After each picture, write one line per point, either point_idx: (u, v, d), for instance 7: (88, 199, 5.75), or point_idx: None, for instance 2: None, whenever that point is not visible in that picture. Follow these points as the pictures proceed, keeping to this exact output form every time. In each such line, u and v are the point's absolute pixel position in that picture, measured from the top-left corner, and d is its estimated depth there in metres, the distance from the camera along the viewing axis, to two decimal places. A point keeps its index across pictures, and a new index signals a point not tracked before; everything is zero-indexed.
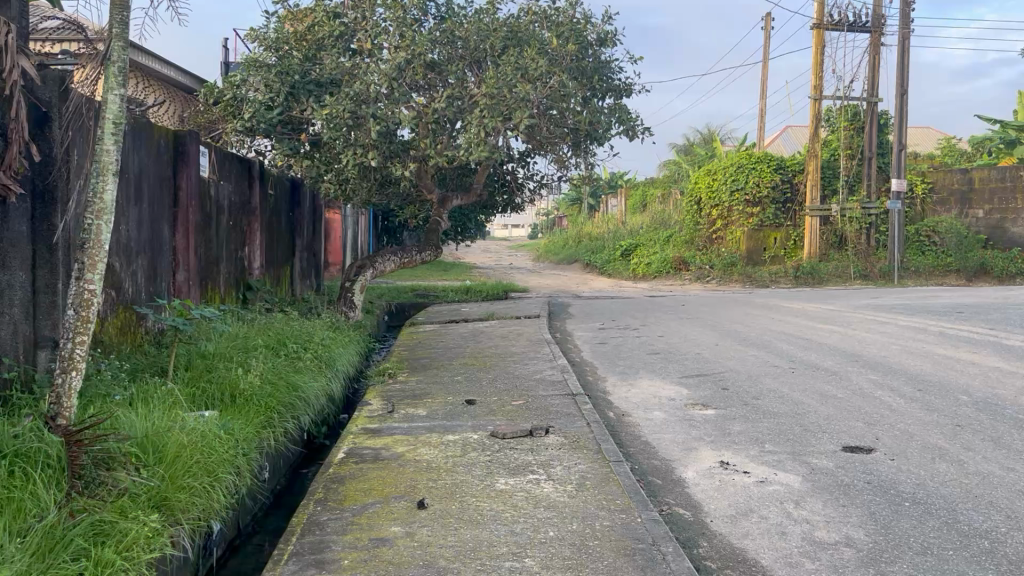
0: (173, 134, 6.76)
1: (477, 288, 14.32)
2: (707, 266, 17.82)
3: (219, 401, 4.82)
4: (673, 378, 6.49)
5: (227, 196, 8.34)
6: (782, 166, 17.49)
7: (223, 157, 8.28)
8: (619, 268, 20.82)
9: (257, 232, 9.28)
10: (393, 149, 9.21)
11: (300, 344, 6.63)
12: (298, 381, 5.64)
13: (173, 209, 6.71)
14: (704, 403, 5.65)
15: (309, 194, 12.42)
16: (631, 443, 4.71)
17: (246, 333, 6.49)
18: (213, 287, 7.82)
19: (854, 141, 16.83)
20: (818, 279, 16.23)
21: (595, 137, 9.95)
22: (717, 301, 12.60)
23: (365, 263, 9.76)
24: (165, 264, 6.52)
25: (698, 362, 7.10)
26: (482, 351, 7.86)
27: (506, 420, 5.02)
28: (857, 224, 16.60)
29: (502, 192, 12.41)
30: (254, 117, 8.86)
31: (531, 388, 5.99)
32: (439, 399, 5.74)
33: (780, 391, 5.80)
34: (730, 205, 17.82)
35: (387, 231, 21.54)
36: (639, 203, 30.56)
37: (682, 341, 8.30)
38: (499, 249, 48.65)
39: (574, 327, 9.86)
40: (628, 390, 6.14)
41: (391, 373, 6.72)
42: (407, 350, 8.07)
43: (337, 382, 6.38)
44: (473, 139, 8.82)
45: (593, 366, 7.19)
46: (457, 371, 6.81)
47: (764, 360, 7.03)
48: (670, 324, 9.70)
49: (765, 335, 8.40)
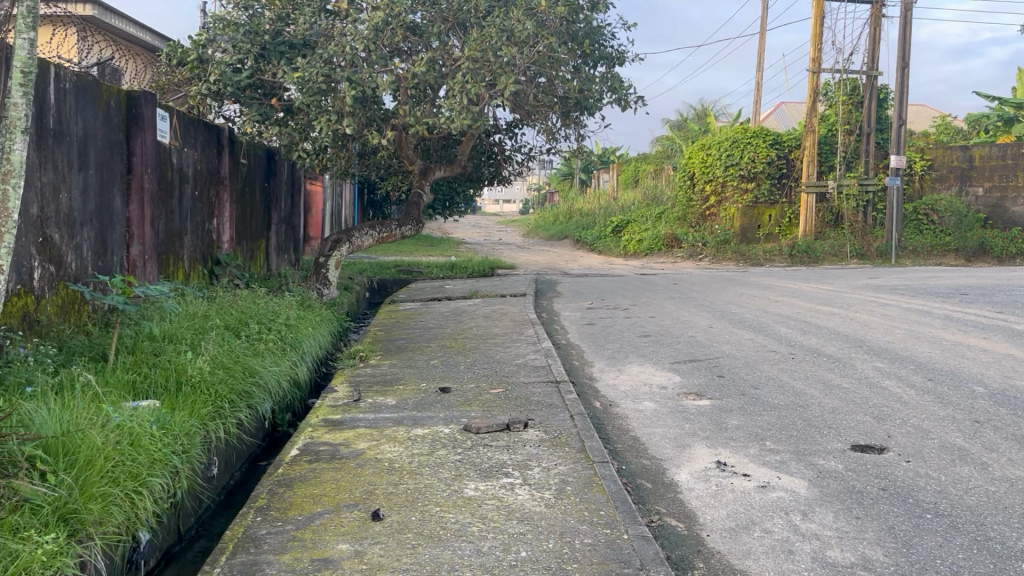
0: (125, 95, 6.20)
1: (463, 264, 13.85)
2: (699, 243, 17.40)
3: (163, 389, 4.35)
4: (665, 363, 6.06)
5: (192, 164, 7.82)
6: (778, 141, 16.97)
7: (187, 122, 7.73)
8: (609, 245, 20.37)
9: (226, 203, 8.76)
10: (371, 117, 8.70)
11: (264, 323, 6.17)
12: (256, 364, 5.18)
13: (127, 176, 6.18)
14: (698, 392, 5.22)
15: (288, 162, 11.85)
16: (619, 439, 4.27)
17: (205, 311, 6.03)
18: (175, 262, 7.32)
19: (854, 116, 16.33)
20: (814, 258, 15.79)
21: (585, 107, 9.45)
22: (710, 279, 12.18)
23: (342, 236, 9.22)
24: (116, 236, 6.01)
25: (691, 346, 6.67)
26: (462, 332, 7.40)
27: (481, 412, 4.57)
28: (854, 202, 16.18)
29: (489, 165, 11.95)
30: (220, 80, 8.31)
31: (511, 374, 5.55)
32: (411, 386, 5.28)
33: (780, 380, 5.38)
34: (724, 180, 17.34)
35: (372, 204, 21.05)
36: (630, 178, 30.08)
37: (674, 323, 7.87)
38: (489, 225, 48.20)
39: (561, 306, 9.43)
40: (616, 376, 5.71)
41: (362, 356, 6.26)
42: (383, 330, 7.60)
43: (302, 366, 5.93)
44: (456, 106, 8.29)
45: (579, 349, 6.75)
46: (432, 354, 6.36)
47: (761, 344, 6.60)
48: (662, 304, 9.27)
49: (762, 317, 7.98)
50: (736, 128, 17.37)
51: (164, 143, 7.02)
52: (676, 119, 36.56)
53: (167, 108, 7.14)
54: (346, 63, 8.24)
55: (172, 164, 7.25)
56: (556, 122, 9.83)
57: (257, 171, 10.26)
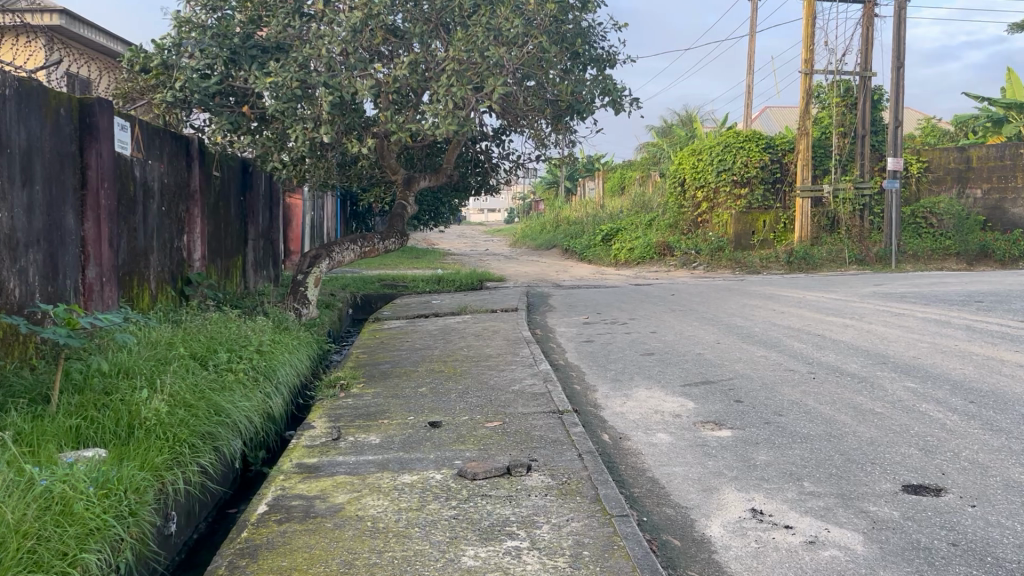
0: (76, 102, 5.63)
1: (450, 276, 13.32)
2: (693, 251, 16.91)
3: (112, 434, 3.79)
4: (675, 386, 5.55)
5: (158, 178, 7.27)
6: (771, 145, 16.55)
7: (151, 132, 7.17)
8: (600, 253, 19.92)
9: (197, 218, 8.19)
10: (352, 124, 8.18)
11: (234, 350, 5.62)
12: (223, 401, 4.62)
13: (81, 192, 5.61)
14: (716, 421, 4.70)
15: (265, 174, 11.30)
16: (636, 483, 3.74)
17: (168, 339, 5.48)
18: (140, 283, 6.75)
19: (848, 118, 15.94)
20: (812, 265, 15.36)
21: (578, 110, 8.98)
22: (709, 289, 11.69)
23: (321, 251, 8.65)
24: (69, 258, 5.43)
25: (701, 366, 6.15)
26: (452, 353, 6.85)
27: (477, 451, 4.03)
28: (851, 206, 15.82)
29: (475, 174, 11.43)
30: (186, 86, 7.70)
31: (508, 404, 5.01)
32: (397, 420, 4.73)
33: (806, 405, 4.88)
34: (717, 186, 16.89)
35: (354, 215, 20.54)
36: (617, 186, 29.71)
37: (678, 339, 7.35)
38: (476, 235, 47.72)
39: (556, 321, 8.92)
40: (623, 403, 5.18)
41: (343, 385, 5.70)
42: (366, 353, 7.04)
43: (277, 398, 5.38)
44: (442, 111, 7.76)
45: (579, 371, 6.23)
46: (421, 380, 5.82)
47: (776, 363, 6.11)
48: (662, 317, 8.76)
49: (771, 330, 7.49)
50: (727, 132, 16.94)
51: (125, 155, 6.47)
52: (661, 125, 36.22)
53: (128, 117, 6.59)
54: (322, 67, 7.71)
55: (135, 178, 6.70)
56: (546, 127, 9.34)
57: (232, 183, 9.71)
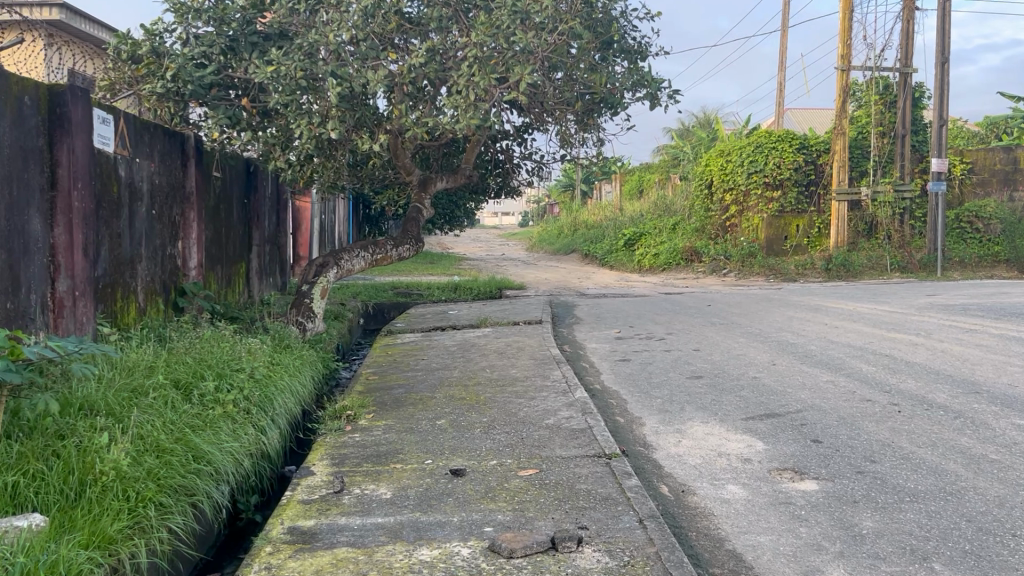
0: (45, 90, 4.92)
1: (467, 284, 12.57)
2: (722, 257, 16.09)
3: (59, 494, 3.06)
4: (736, 421, 4.77)
5: (147, 178, 6.55)
6: (805, 145, 15.68)
7: (140, 127, 6.45)
8: (622, 259, 19.13)
9: (194, 223, 7.46)
10: (363, 118, 7.45)
11: (224, 376, 4.86)
12: (207, 442, 3.87)
13: (50, 192, 4.88)
14: (796, 469, 3.90)
15: (272, 176, 10.60)
16: (715, 560, 2.96)
17: (147, 366, 4.75)
18: (124, 296, 6.03)
19: (887, 116, 15.09)
20: (852, 272, 14.46)
21: (610, 103, 8.23)
22: (747, 299, 10.86)
23: (328, 258, 7.86)
24: (34, 269, 4.70)
25: (760, 394, 5.36)
26: (473, 375, 6.07)
27: (511, 514, 3.26)
28: (890, 209, 14.87)
29: (495, 175, 10.68)
30: (179, 76, 6.97)
31: (543, 445, 4.23)
32: (413, 466, 3.96)
33: (901, 449, 4.08)
34: (747, 189, 16.07)
35: (367, 219, 19.98)
36: (635, 189, 28.96)
37: (726, 360, 6.55)
38: (491, 239, 47.03)
39: (585, 336, 8.13)
40: (678, 444, 4.40)
41: (351, 416, 4.94)
42: (377, 374, 6.28)
43: (273, 432, 4.63)
44: (462, 103, 7.00)
45: (620, 398, 5.45)
46: (439, 411, 5.05)
47: (848, 390, 5.32)
48: (702, 332, 7.96)
49: (831, 349, 6.68)
50: (758, 132, 16.09)
51: (107, 152, 5.75)
52: (679, 126, 35.39)
53: (111, 108, 5.88)
54: (330, 56, 6.98)
55: (119, 178, 5.98)
56: (575, 123, 8.58)
57: (234, 185, 9.01)
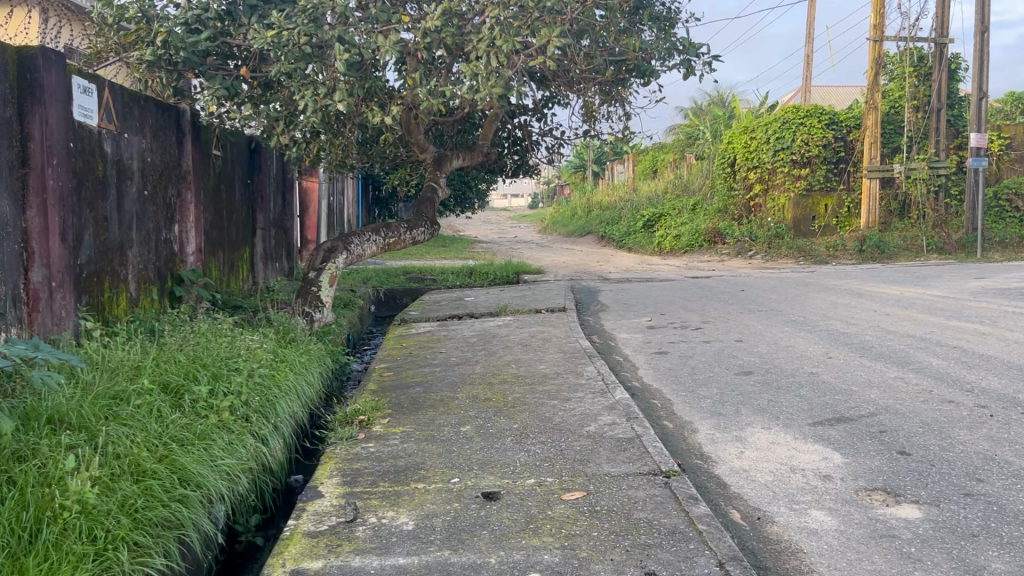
0: (13, 53, 4.34)
1: (483, 268, 11.99)
2: (747, 238, 15.47)
3: (9, 535, 2.49)
4: (803, 427, 4.18)
5: (138, 155, 5.98)
6: (835, 121, 14.95)
7: (129, 99, 5.87)
8: (642, 241, 18.52)
9: (190, 205, 6.90)
10: (374, 89, 6.84)
11: (221, 377, 4.31)
12: (197, 460, 3.31)
13: (21, 170, 4.31)
14: (888, 490, 3.31)
15: (276, 156, 10.01)
16: None
17: (132, 368, 4.20)
18: (113, 286, 5.49)
19: (921, 90, 14.36)
20: (886, 254, 13.76)
21: (644, 72, 7.52)
22: (780, 282, 10.24)
23: (336, 243, 7.25)
24: (4, 257, 4.14)
25: (823, 393, 4.76)
26: (497, 371, 5.49)
27: (561, 555, 2.69)
28: (925, 187, 14.20)
29: (513, 152, 10.03)
30: (169, 44, 6.30)
31: (587, 459, 3.65)
32: (437, 487, 3.39)
33: (1010, 464, 3.48)
34: (774, 167, 15.40)
35: (377, 202, 19.44)
36: (649, 169, 28.24)
37: (775, 353, 5.95)
38: (501, 222, 46.41)
39: (615, 324, 7.55)
40: (742, 457, 3.81)
41: (364, 421, 4.39)
42: (392, 370, 5.71)
43: (276, 441, 4.07)
44: (482, 71, 6.37)
45: (665, 398, 4.87)
46: (462, 415, 4.46)
47: (923, 388, 4.72)
48: (742, 319, 7.38)
49: (889, 341, 6.06)
50: (786, 107, 15.36)
51: (89, 126, 5.18)
52: (693, 105, 34.55)
53: (95, 77, 5.32)
54: (338, 21, 6.39)
55: (105, 154, 5.41)
56: (602, 94, 7.93)
57: (237, 165, 8.45)
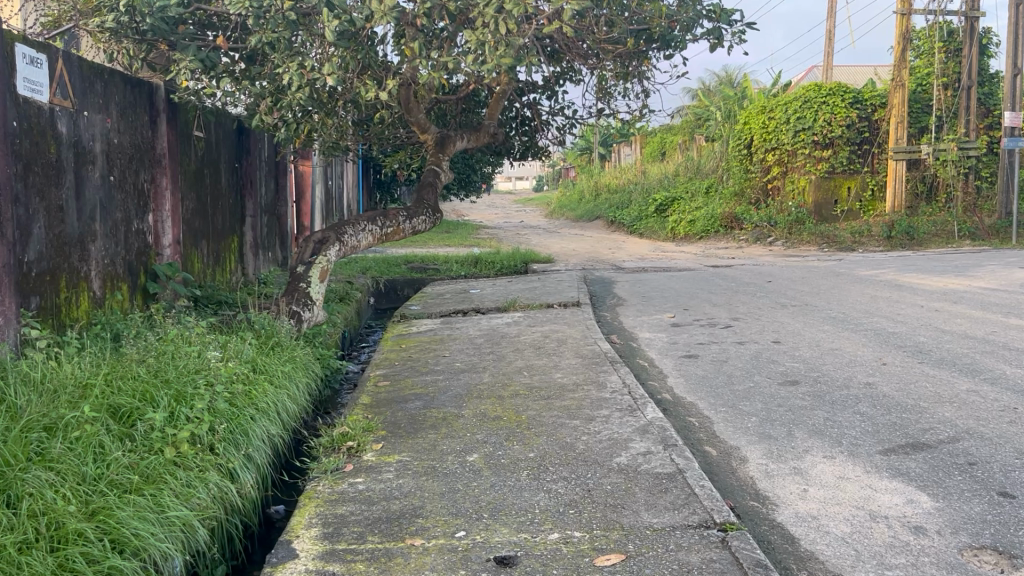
0: None
1: (489, 256, 11.33)
2: (766, 224, 14.80)
3: None
4: (874, 457, 3.51)
5: (102, 136, 5.31)
6: (858, 100, 14.18)
7: (89, 73, 5.18)
8: (653, 226, 17.82)
9: (166, 192, 6.23)
10: (368, 61, 6.14)
11: (186, 396, 3.65)
12: (139, 514, 2.66)
13: None
14: (1002, 550, 2.65)
15: (267, 137, 9.33)
16: None
17: (78, 387, 3.54)
18: (71, 285, 4.83)
19: (950, 66, 13.57)
20: (916, 240, 13.01)
21: (668, 42, 6.75)
22: (808, 272, 9.56)
23: (327, 232, 6.57)
24: None
25: (888, 411, 4.09)
26: (508, 381, 4.82)
27: None
28: (955, 169, 13.33)
29: (520, 133, 9.33)
30: (134, 10, 5.55)
31: (623, 504, 2.99)
32: (439, 545, 2.73)
33: None
34: (794, 148, 14.67)
35: (378, 185, 18.75)
36: (657, 151, 27.49)
37: (821, 358, 5.27)
38: (505, 205, 45.65)
39: (635, 321, 6.88)
40: (807, 497, 3.15)
41: (354, 447, 3.73)
42: (389, 378, 5.05)
43: (247, 476, 3.42)
44: (488, 40, 5.67)
45: (704, 416, 4.20)
46: (469, 439, 3.81)
47: (1006, 405, 4.04)
48: (775, 316, 6.70)
49: (948, 343, 5.38)
50: (807, 85, 14.59)
51: (39, 102, 4.51)
52: (702, 85, 33.69)
53: (45, 46, 4.64)
54: None
55: (60, 135, 4.74)
56: (618, 68, 7.22)
57: (223, 146, 7.78)
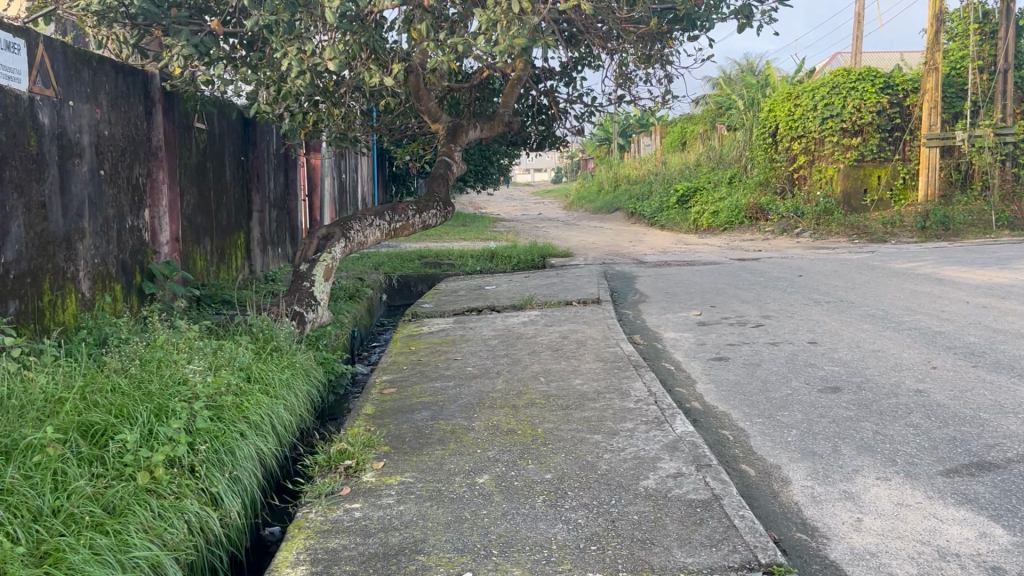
0: None
1: (505, 250, 10.96)
2: (793, 215, 14.36)
3: None
4: (936, 479, 3.10)
5: (91, 128, 4.99)
6: (890, 85, 13.63)
7: (75, 60, 4.86)
8: (675, 218, 17.37)
9: (163, 187, 5.90)
10: (372, 45, 5.77)
11: (168, 410, 3.31)
12: (94, 557, 2.32)
13: None
14: None
15: (275, 129, 9.01)
16: None
17: (48, 403, 3.21)
18: (56, 287, 4.52)
19: (986, 49, 12.98)
20: (952, 231, 12.45)
21: (693, 21, 6.32)
22: (840, 265, 9.10)
23: (332, 227, 6.22)
24: None
25: (945, 423, 3.68)
26: (524, 388, 4.45)
27: None
28: (990, 156, 12.78)
29: (537, 122, 8.94)
30: None
31: (651, 538, 2.61)
32: None
33: None
34: (822, 136, 14.17)
35: (394, 178, 18.45)
36: (677, 141, 26.96)
37: (863, 360, 4.86)
38: (524, 198, 45.24)
39: (660, 319, 6.48)
40: (863, 529, 2.75)
41: (352, 466, 3.38)
42: (396, 385, 4.70)
43: (231, 501, 3.08)
44: (498, 20, 5.28)
45: (739, 429, 3.81)
46: (479, 457, 3.44)
47: None
48: (810, 313, 6.27)
49: (1003, 344, 4.93)
50: (835, 70, 14.06)
51: (16, 91, 4.19)
52: (723, 74, 33.07)
53: (23, 30, 4.31)
54: None
55: (41, 127, 4.42)
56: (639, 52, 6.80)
57: (226, 139, 7.45)
